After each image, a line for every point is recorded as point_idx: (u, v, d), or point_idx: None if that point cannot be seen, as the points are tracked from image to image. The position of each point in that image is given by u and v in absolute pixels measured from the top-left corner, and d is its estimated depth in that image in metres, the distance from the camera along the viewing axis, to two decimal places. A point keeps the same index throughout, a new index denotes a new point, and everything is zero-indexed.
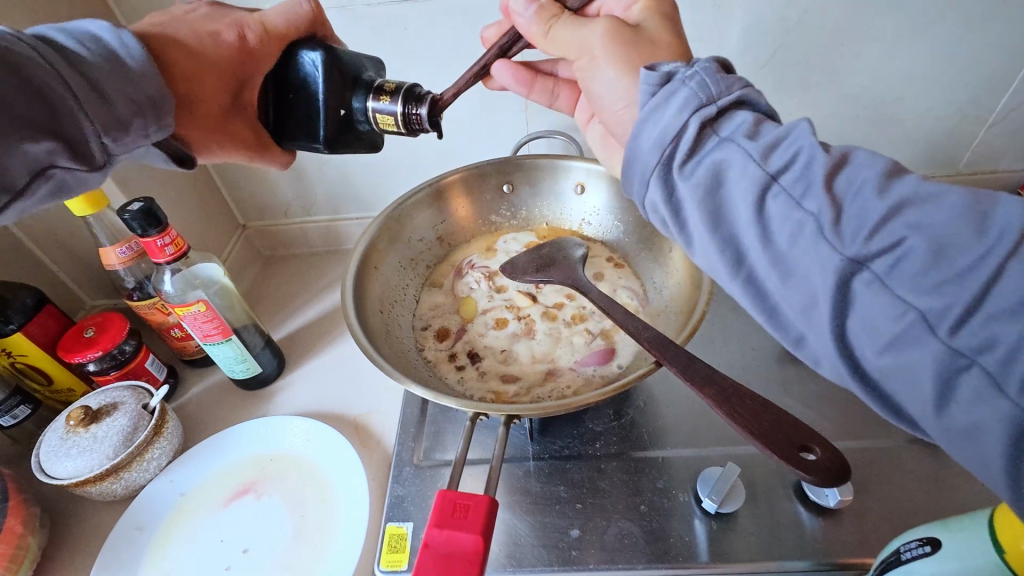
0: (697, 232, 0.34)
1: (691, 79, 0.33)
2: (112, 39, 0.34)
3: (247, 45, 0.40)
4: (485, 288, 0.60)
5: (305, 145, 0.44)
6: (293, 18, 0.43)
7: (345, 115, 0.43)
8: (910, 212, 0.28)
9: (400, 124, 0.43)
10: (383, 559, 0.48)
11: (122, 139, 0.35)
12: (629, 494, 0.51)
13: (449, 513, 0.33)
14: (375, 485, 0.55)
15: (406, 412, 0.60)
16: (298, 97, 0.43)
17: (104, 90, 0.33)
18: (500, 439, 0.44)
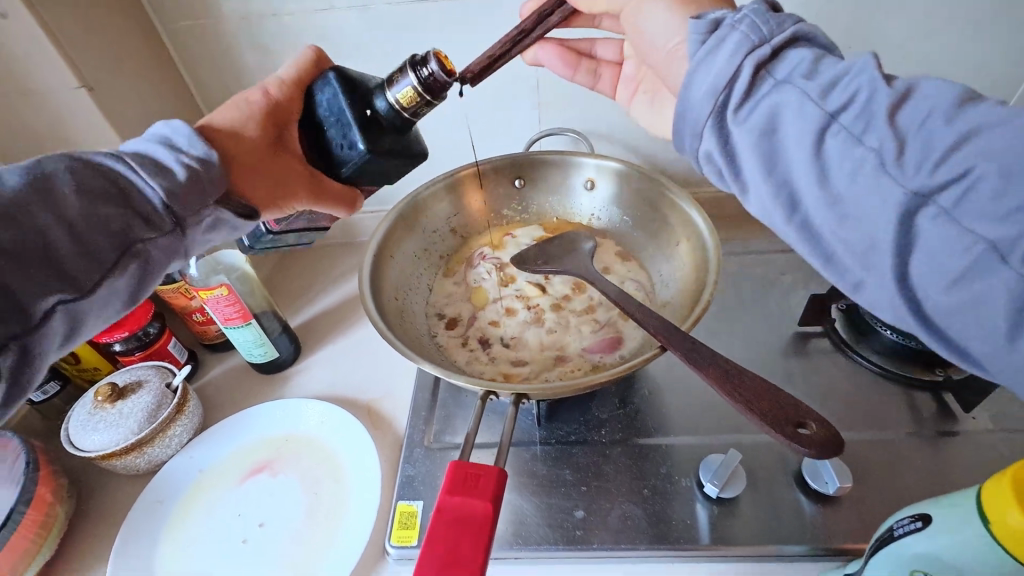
0: (755, 180, 0.37)
1: (740, 23, 0.35)
2: (172, 129, 0.39)
3: (272, 96, 0.43)
4: (495, 278, 0.62)
5: (348, 163, 0.43)
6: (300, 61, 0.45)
7: (370, 117, 0.42)
8: (979, 140, 0.29)
9: (423, 90, 0.40)
10: (394, 536, 0.50)
11: (183, 201, 0.37)
12: (632, 478, 0.53)
13: (460, 481, 0.35)
14: (387, 465, 0.57)
15: (418, 396, 0.62)
16: (325, 122, 0.43)
17: (161, 166, 0.37)
18: (509, 418, 0.44)
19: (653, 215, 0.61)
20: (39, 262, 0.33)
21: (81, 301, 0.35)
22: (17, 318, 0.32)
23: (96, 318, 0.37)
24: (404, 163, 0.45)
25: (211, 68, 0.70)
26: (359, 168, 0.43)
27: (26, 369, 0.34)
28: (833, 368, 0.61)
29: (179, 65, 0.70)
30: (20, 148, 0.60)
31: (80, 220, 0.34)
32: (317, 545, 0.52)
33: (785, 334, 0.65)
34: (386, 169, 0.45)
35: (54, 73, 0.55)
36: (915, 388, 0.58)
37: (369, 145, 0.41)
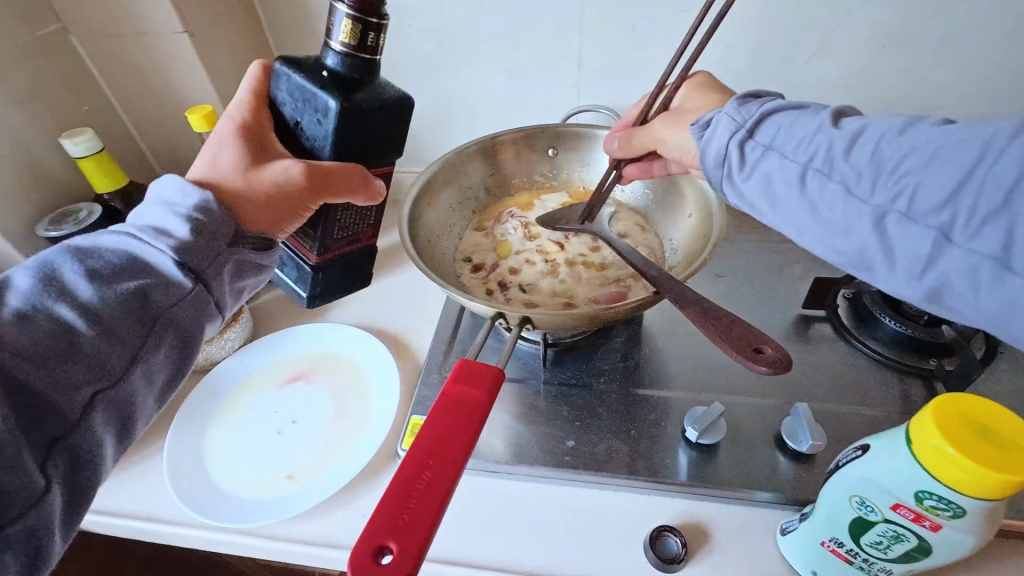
0: (767, 217, 0.46)
1: (725, 116, 0.46)
2: (167, 183, 0.44)
3: (245, 121, 0.51)
4: (520, 234, 0.67)
5: (332, 134, 0.49)
6: (253, 85, 0.53)
7: (331, 74, 0.48)
8: (913, 158, 0.38)
9: (355, 14, 0.45)
10: (405, 441, 0.58)
11: (195, 254, 0.41)
12: (622, 421, 0.58)
13: (467, 375, 0.41)
14: (406, 386, 0.64)
15: (440, 333, 0.69)
16: (301, 112, 0.50)
17: (165, 231, 0.41)
18: (507, 351, 0.50)
19: (672, 188, 0.66)
20: (75, 359, 0.36)
21: (120, 392, 0.38)
22: (59, 421, 0.35)
23: (140, 406, 0.40)
24: (387, 109, 0.50)
25: (290, 26, 0.78)
26: (347, 118, 0.48)
27: (81, 471, 0.37)
28: (830, 351, 0.64)
29: (262, 21, 0.78)
30: (126, 81, 0.70)
31: (103, 312, 0.38)
32: (337, 444, 0.59)
33: (789, 316, 0.68)
34: (374, 123, 0.51)
35: (162, 17, 0.64)
36: (909, 376, 0.60)
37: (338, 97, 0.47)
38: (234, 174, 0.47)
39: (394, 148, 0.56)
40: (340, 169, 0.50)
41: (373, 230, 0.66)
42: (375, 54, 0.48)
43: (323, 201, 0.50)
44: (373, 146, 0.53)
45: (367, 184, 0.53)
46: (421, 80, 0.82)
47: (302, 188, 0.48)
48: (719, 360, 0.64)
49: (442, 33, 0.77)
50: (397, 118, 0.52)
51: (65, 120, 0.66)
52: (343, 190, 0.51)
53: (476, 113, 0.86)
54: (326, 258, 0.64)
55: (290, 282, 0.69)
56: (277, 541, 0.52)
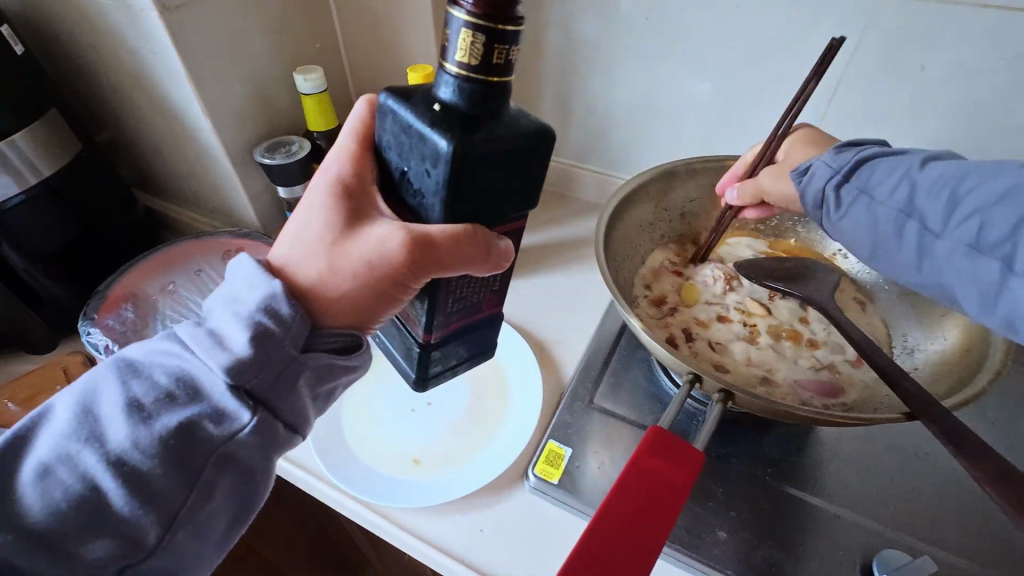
0: (870, 257, 0.49)
1: (827, 164, 0.49)
2: (241, 267, 0.37)
3: (338, 174, 0.38)
4: (717, 281, 0.59)
5: (440, 192, 0.33)
6: (359, 120, 0.40)
7: (442, 108, 0.32)
8: (998, 204, 0.40)
9: (481, 20, 0.30)
10: (537, 466, 0.53)
11: (252, 375, 0.33)
12: (788, 529, 0.49)
13: (663, 443, 0.35)
14: (547, 404, 0.60)
15: (592, 357, 0.64)
16: (405, 154, 0.34)
17: (217, 346, 0.34)
18: (710, 421, 0.41)
19: None
20: (100, 525, 0.31)
21: (165, 557, 0.33)
22: None
23: (206, 555, 0.35)
24: (522, 151, 0.33)
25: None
26: (458, 173, 0.31)
27: None
28: None
29: None
30: (359, 26, 0.71)
31: (135, 463, 0.32)
32: (466, 445, 0.56)
33: None
34: (506, 171, 0.33)
35: None
36: None
37: (452, 138, 0.30)
38: (314, 255, 0.37)
39: (525, 200, 0.36)
40: (447, 239, 0.34)
41: (500, 296, 0.45)
42: (504, 77, 0.32)
43: (427, 280, 0.36)
44: (506, 200, 0.35)
45: (490, 251, 0.36)
46: (633, 76, 0.75)
47: (396, 269, 0.35)
48: (920, 493, 0.52)
49: (678, 34, 0.69)
50: (535, 160, 0.34)
51: (298, 54, 0.68)
52: (453, 267, 0.35)
53: (683, 126, 0.77)
54: (442, 333, 0.43)
55: (395, 356, 0.48)
56: (394, 526, 0.51)
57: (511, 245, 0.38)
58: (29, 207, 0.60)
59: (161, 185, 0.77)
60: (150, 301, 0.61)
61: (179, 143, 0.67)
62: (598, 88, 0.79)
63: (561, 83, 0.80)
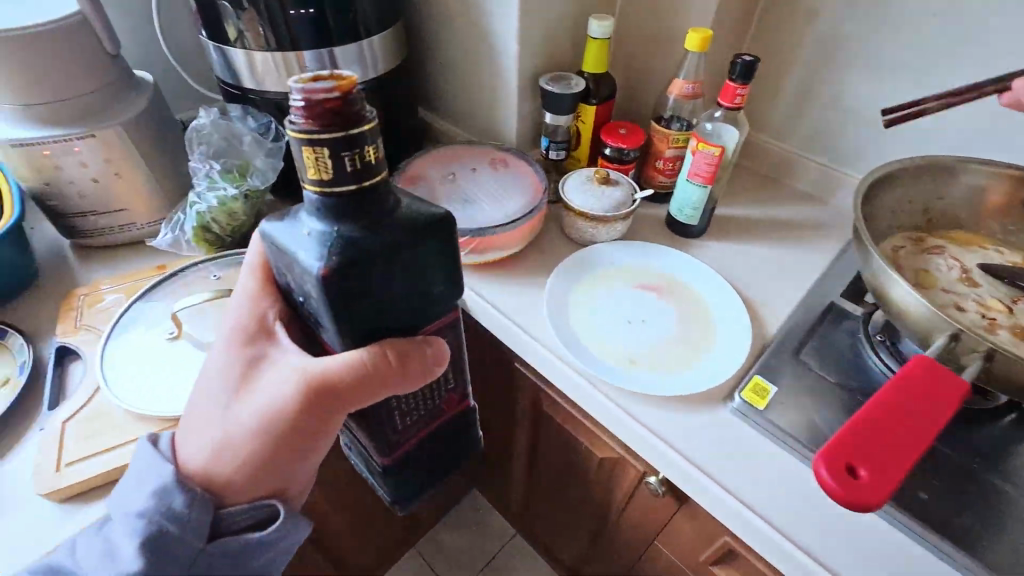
0: None
1: None
2: (149, 462, 0.48)
3: (243, 319, 0.48)
4: (955, 275, 0.61)
5: (331, 321, 0.40)
6: (257, 261, 0.50)
7: (321, 219, 0.37)
8: None
9: (335, 133, 0.33)
10: (744, 392, 0.60)
11: (187, 521, 0.44)
12: (991, 513, 0.51)
13: (929, 368, 0.44)
14: (752, 348, 0.65)
15: (800, 321, 0.68)
16: (299, 287, 0.41)
17: (118, 537, 0.45)
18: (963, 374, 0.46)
19: None
20: None
21: None
22: None
23: None
24: (390, 248, 0.38)
25: None
26: (332, 288, 0.37)
27: None
28: None
29: None
30: None
31: None
32: (675, 360, 0.64)
33: None
34: (407, 272, 0.40)
35: None
36: None
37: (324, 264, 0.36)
38: (214, 431, 0.46)
39: (445, 272, 0.43)
40: (349, 373, 0.42)
41: (454, 395, 0.55)
42: (367, 178, 0.36)
43: (347, 410, 0.44)
44: (416, 292, 0.42)
45: (410, 365, 0.43)
46: (898, 70, 0.76)
47: (294, 408, 0.44)
48: None
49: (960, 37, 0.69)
50: (433, 232, 0.40)
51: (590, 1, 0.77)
52: (359, 387, 0.42)
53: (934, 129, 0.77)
54: (396, 458, 0.53)
55: (373, 484, 0.58)
56: (611, 405, 0.61)
57: (439, 342, 0.45)
58: (363, 93, 0.78)
59: (434, 98, 0.91)
60: (433, 184, 0.76)
61: (475, 62, 0.80)
62: (849, 79, 0.80)
63: (812, 67, 0.83)
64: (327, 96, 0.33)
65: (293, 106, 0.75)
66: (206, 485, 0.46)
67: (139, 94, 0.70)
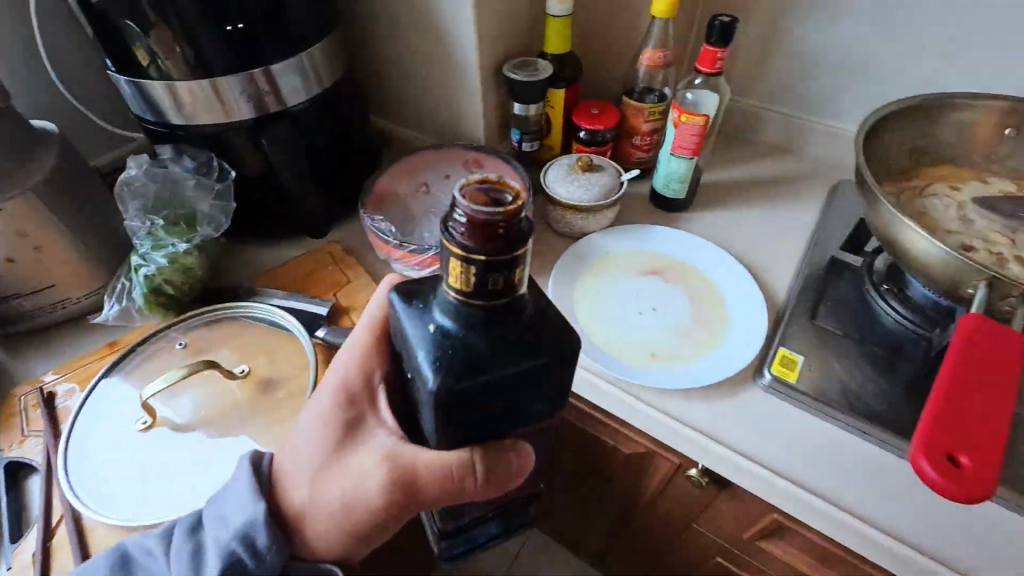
0: None
1: None
2: (246, 484, 0.48)
3: (343, 385, 0.47)
4: (951, 213, 0.61)
5: (432, 412, 0.37)
6: (373, 319, 0.49)
7: (448, 340, 0.36)
8: None
9: (485, 257, 0.32)
10: (773, 366, 0.59)
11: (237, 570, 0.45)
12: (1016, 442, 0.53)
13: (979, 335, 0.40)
14: (768, 321, 0.65)
15: (804, 281, 0.68)
16: (410, 365, 0.38)
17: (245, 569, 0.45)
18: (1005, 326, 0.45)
19: None
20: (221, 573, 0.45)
21: None
22: None
23: None
24: (545, 363, 0.36)
25: None
26: (449, 402, 0.36)
27: None
28: None
29: None
30: None
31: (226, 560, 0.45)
32: (692, 348, 0.62)
33: None
34: (514, 383, 0.36)
35: None
36: None
37: (441, 380, 0.34)
38: (303, 472, 0.47)
39: (550, 397, 0.40)
40: (435, 476, 0.42)
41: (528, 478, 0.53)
42: (503, 295, 0.35)
43: (409, 505, 0.44)
44: (528, 410, 0.40)
45: (497, 473, 0.42)
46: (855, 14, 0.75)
47: (386, 498, 0.44)
48: None
49: None
50: (565, 364, 0.37)
51: None
52: (444, 493, 0.42)
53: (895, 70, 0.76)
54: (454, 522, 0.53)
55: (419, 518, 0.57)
56: (642, 404, 0.59)
57: (527, 448, 0.43)
58: (312, 110, 0.67)
59: (385, 104, 0.82)
60: (404, 203, 0.71)
61: (426, 57, 0.72)
62: (810, 25, 0.78)
63: (770, 21, 0.81)
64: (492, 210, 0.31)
65: (230, 137, 0.64)
66: (297, 523, 0.46)
67: (44, 152, 0.59)
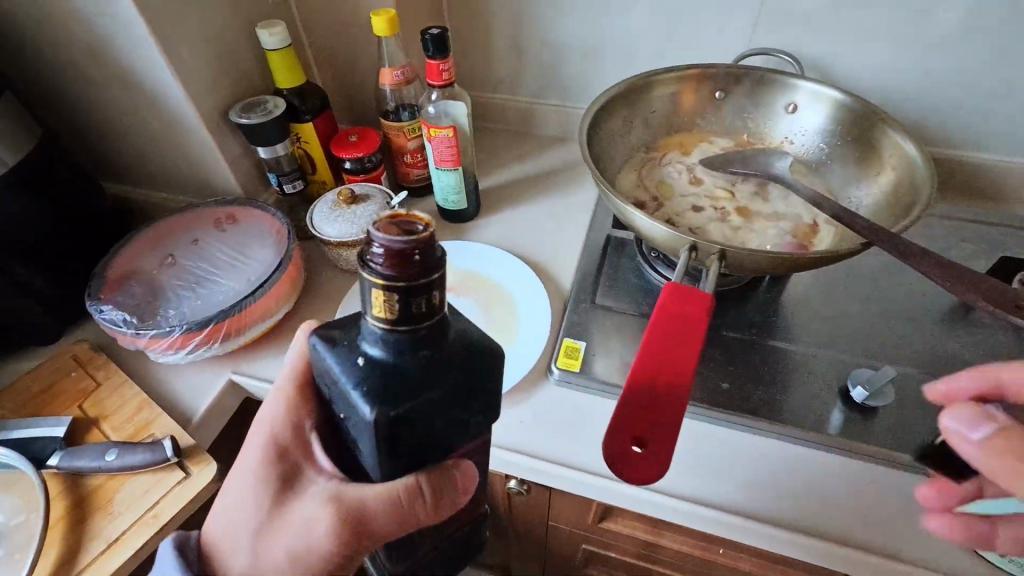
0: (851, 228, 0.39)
1: None
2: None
3: (275, 434, 0.41)
4: (685, 178, 0.66)
5: (372, 441, 0.33)
6: (296, 362, 0.43)
7: (372, 366, 0.32)
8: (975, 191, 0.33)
9: (403, 284, 0.29)
10: (559, 360, 0.61)
11: None
12: (768, 374, 0.59)
13: (676, 306, 0.40)
14: (556, 314, 0.66)
15: (585, 265, 0.70)
16: (339, 404, 0.34)
17: None
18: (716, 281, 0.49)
19: (861, 143, 0.62)
20: None
21: None
22: None
23: None
24: (468, 375, 0.33)
25: None
26: (384, 428, 0.32)
27: None
28: (999, 337, 0.61)
29: None
30: None
31: None
32: None
33: (949, 300, 0.65)
34: (440, 397, 0.32)
35: None
36: None
37: (377, 410, 0.30)
38: (240, 533, 0.40)
39: (484, 406, 0.35)
40: (383, 509, 0.36)
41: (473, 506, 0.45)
42: (438, 317, 0.31)
43: (368, 547, 0.39)
44: (455, 438, 0.36)
45: (442, 496, 0.37)
46: (580, 7, 0.78)
47: (338, 544, 0.38)
48: (875, 328, 0.62)
49: None
50: (484, 379, 0.33)
51: (254, 7, 0.67)
52: (397, 528, 0.37)
53: (630, 52, 0.81)
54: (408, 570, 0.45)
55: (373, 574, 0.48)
56: None
57: (470, 462, 0.38)
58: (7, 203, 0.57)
59: (120, 170, 0.73)
60: (151, 278, 0.61)
61: (141, 116, 0.65)
62: (547, 21, 0.81)
63: (513, 22, 0.82)
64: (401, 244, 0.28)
65: None
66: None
67: None
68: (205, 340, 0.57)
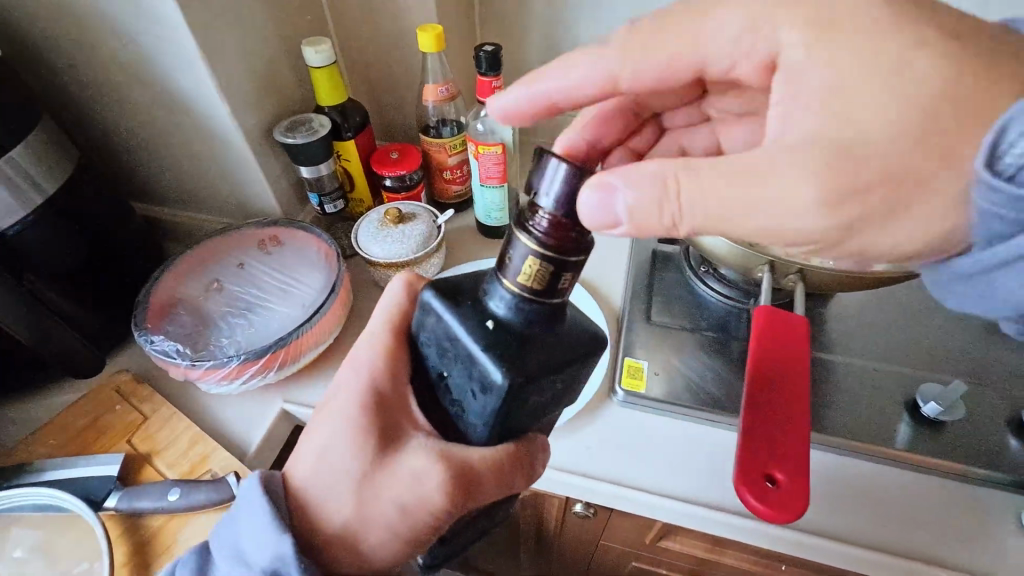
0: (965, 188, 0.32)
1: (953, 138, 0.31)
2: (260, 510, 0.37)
3: (372, 386, 0.39)
4: None
5: (496, 400, 0.33)
6: (396, 318, 0.43)
7: (502, 330, 0.34)
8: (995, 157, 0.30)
9: (554, 255, 0.33)
10: (623, 381, 0.60)
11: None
12: (832, 390, 0.58)
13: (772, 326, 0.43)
14: (611, 333, 0.66)
15: (636, 281, 0.70)
16: (450, 363, 0.36)
17: None
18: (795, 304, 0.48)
19: None
20: None
21: None
22: None
23: None
24: (580, 347, 0.35)
25: None
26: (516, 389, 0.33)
27: None
28: None
29: None
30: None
31: None
32: None
33: None
34: (562, 361, 0.34)
35: None
36: None
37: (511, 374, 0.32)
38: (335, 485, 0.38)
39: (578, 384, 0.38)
40: (491, 471, 0.38)
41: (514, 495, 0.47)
42: (568, 295, 0.35)
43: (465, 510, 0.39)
44: (549, 410, 0.38)
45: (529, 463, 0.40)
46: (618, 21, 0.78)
47: (444, 503, 0.37)
48: (931, 339, 0.62)
49: None
50: (588, 358, 0.35)
51: (294, 24, 0.65)
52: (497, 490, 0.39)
53: None
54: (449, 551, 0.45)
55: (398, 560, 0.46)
56: None
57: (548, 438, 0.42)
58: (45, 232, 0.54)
59: (153, 192, 0.70)
60: (196, 303, 0.59)
61: (180, 137, 0.62)
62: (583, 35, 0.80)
63: (548, 35, 0.81)
64: (579, 206, 0.33)
65: None
66: (339, 544, 0.38)
67: None
68: (261, 369, 0.55)
